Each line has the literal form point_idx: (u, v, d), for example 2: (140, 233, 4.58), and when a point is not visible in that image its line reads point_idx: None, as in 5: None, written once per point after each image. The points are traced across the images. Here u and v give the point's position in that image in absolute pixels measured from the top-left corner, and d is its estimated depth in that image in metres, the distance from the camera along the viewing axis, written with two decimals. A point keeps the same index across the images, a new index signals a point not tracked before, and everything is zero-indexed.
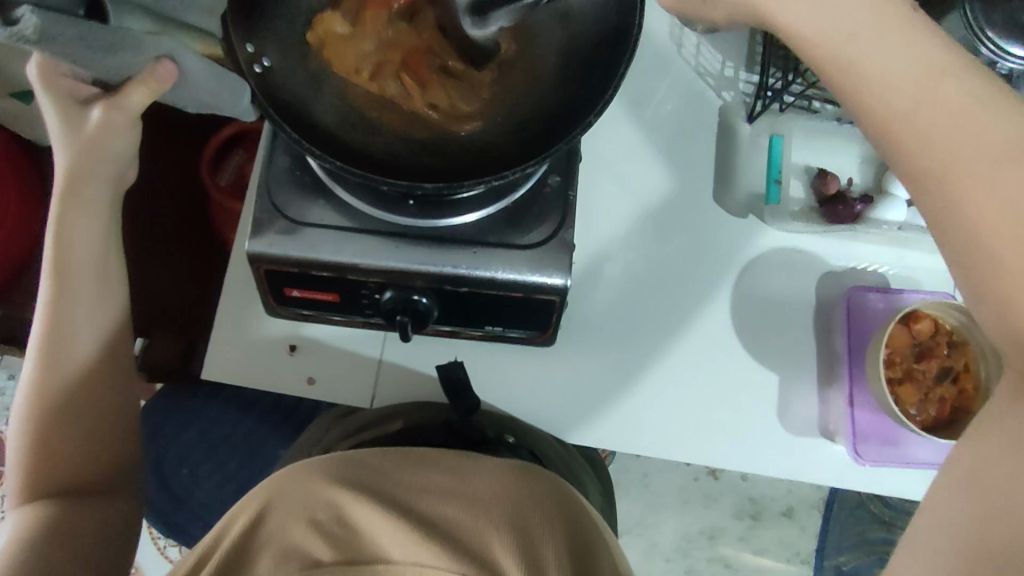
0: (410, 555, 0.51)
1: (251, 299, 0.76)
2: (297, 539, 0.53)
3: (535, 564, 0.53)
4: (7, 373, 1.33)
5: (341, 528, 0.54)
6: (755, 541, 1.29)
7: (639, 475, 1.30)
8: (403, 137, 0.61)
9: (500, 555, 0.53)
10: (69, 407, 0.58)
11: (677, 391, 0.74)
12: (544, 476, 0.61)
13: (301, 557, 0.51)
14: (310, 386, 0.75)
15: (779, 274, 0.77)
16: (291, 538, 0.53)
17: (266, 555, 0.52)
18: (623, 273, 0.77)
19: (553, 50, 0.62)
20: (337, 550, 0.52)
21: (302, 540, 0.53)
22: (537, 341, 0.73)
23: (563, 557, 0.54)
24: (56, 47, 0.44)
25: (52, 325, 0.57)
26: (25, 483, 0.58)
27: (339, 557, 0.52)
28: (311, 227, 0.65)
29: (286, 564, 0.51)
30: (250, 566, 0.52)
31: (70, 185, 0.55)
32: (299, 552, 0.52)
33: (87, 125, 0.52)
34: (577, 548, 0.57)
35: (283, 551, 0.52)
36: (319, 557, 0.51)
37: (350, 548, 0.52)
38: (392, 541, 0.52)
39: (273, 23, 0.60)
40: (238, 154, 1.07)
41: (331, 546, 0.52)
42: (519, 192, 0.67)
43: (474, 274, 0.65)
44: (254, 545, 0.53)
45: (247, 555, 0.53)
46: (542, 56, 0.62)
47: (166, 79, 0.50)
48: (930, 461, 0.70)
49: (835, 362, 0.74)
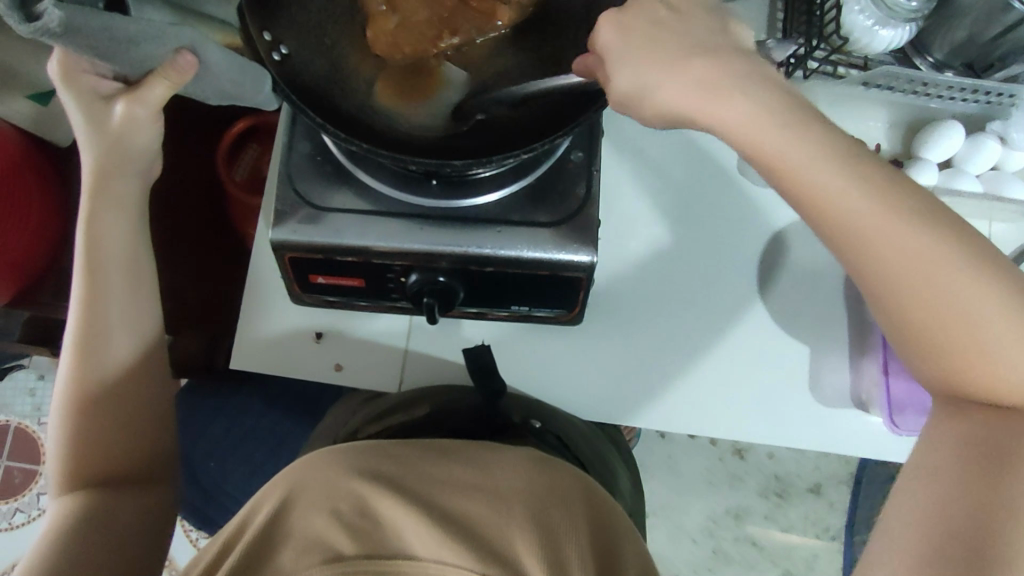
0: (432, 553, 0.51)
1: (277, 290, 0.76)
2: (319, 531, 0.52)
3: (558, 562, 0.51)
4: (35, 374, 1.35)
5: (362, 521, 0.53)
6: (783, 519, 1.28)
7: (663, 456, 1.30)
8: (425, 118, 0.60)
9: (518, 552, 0.52)
10: (103, 402, 0.59)
11: (711, 369, 0.73)
12: (564, 470, 0.60)
13: (322, 550, 0.51)
14: (337, 372, 0.75)
15: (808, 245, 0.76)
16: (311, 531, 0.53)
17: (289, 546, 0.52)
18: (649, 252, 0.76)
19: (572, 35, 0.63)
20: (357, 542, 0.51)
21: (324, 531, 0.52)
22: (563, 319, 0.73)
23: (586, 557, 0.52)
24: (80, 38, 0.43)
25: (88, 322, 0.58)
26: (65, 472, 0.59)
27: (361, 550, 0.51)
28: (335, 212, 0.65)
29: (309, 554, 0.51)
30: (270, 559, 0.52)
31: (99, 182, 0.55)
32: (320, 544, 0.52)
33: (111, 122, 0.51)
34: (599, 547, 0.54)
35: (304, 543, 0.52)
36: (341, 551, 0.51)
37: (371, 540, 0.52)
38: (413, 534, 0.52)
39: (289, 10, 0.59)
40: (251, 149, 1.06)
41: (353, 538, 0.52)
42: (541, 170, 0.66)
43: (499, 253, 0.64)
44: (274, 538, 0.53)
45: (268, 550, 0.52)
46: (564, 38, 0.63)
47: (189, 71, 0.48)
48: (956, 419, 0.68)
49: (868, 331, 0.73)
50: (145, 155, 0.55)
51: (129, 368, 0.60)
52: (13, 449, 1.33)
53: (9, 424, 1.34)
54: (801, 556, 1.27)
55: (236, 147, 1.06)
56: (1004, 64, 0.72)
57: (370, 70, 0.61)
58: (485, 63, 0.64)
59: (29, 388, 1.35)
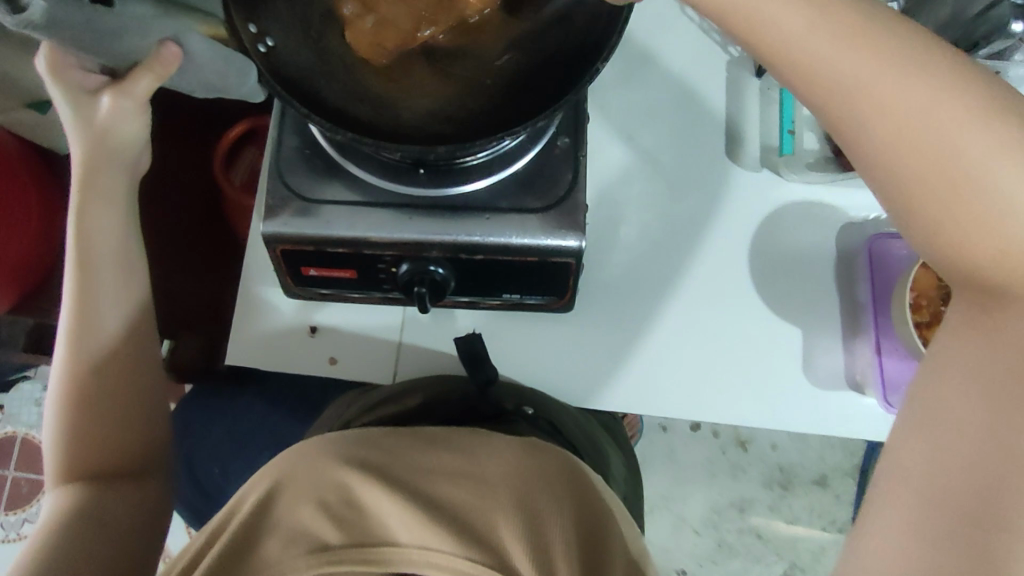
0: (416, 539, 0.52)
1: (273, 286, 0.77)
2: (307, 521, 0.54)
3: (541, 548, 0.52)
4: (40, 383, 1.36)
5: (348, 510, 0.55)
6: (787, 510, 1.28)
7: (665, 450, 1.30)
8: (411, 106, 0.60)
9: (504, 538, 0.53)
10: (97, 398, 0.59)
11: (705, 354, 0.73)
12: (549, 454, 0.59)
13: (308, 540, 0.53)
14: (332, 366, 0.75)
15: (798, 227, 0.76)
16: (299, 522, 0.54)
17: (275, 537, 0.53)
18: (639, 238, 0.76)
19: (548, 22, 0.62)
20: (343, 532, 0.53)
21: (311, 523, 0.54)
22: (555, 306, 0.73)
23: (570, 544, 0.53)
24: (66, 33, 0.44)
25: (80, 314, 0.59)
26: (62, 464, 0.59)
27: (346, 540, 0.53)
28: (326, 204, 0.66)
29: (294, 545, 0.52)
30: (256, 550, 0.53)
31: (89, 176, 0.55)
32: (306, 535, 0.53)
33: (98, 116, 0.52)
34: (585, 536, 0.54)
35: (291, 533, 0.53)
36: (327, 541, 0.53)
37: (356, 531, 0.53)
38: (397, 521, 0.53)
39: (274, 2, 0.60)
40: (249, 152, 1.07)
41: (339, 529, 0.53)
42: (529, 156, 0.66)
43: (488, 241, 0.64)
44: (263, 528, 0.54)
45: (255, 539, 0.53)
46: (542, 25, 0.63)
47: (173, 63, 0.50)
48: (891, 375, 0.69)
49: (860, 311, 0.74)
50: (132, 149, 0.56)
51: (124, 363, 0.61)
52: (20, 457, 1.34)
53: (17, 434, 1.35)
54: (806, 547, 1.26)
55: (234, 150, 1.07)
56: (989, 42, 0.71)
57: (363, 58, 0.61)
58: (479, 52, 0.63)
59: (34, 396, 1.36)
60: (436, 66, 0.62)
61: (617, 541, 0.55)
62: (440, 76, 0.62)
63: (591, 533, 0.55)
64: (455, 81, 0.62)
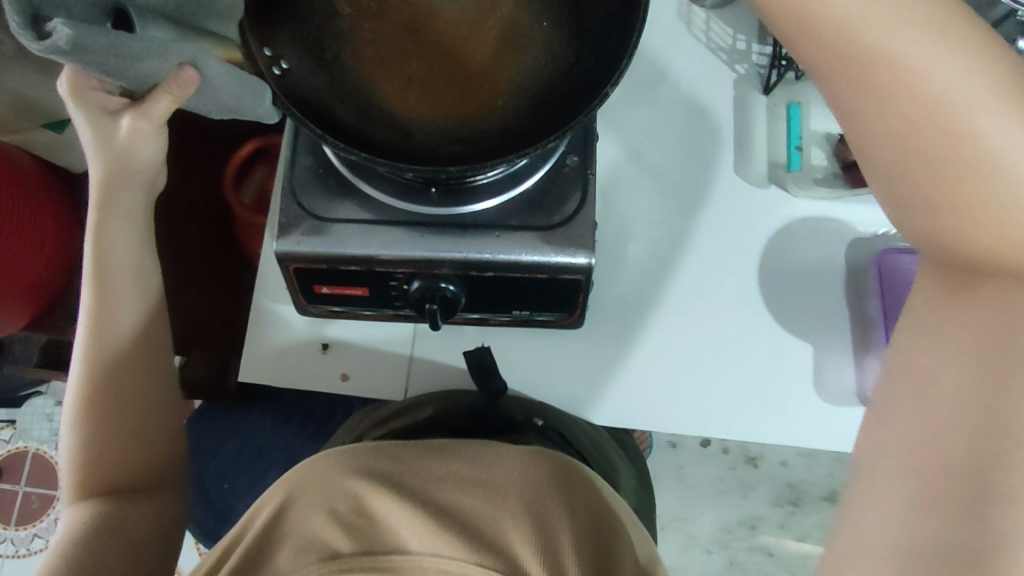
0: (427, 546, 0.51)
1: (285, 304, 0.77)
2: (319, 529, 0.53)
3: (552, 555, 0.52)
4: (52, 399, 1.37)
5: (359, 518, 0.54)
6: (798, 527, 1.27)
7: (673, 466, 1.29)
8: (423, 126, 0.62)
9: (515, 544, 0.52)
10: (113, 414, 0.60)
11: (716, 369, 0.73)
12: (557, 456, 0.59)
13: (321, 549, 0.52)
14: (344, 382, 0.76)
15: (808, 242, 0.77)
16: (310, 530, 0.53)
17: (288, 546, 0.53)
18: (648, 254, 0.76)
19: (558, 43, 0.63)
20: (355, 541, 0.52)
21: (322, 531, 0.53)
22: (565, 323, 0.73)
23: (580, 551, 0.52)
24: (90, 56, 0.45)
25: (97, 330, 0.59)
26: (78, 481, 0.60)
27: (357, 548, 0.52)
28: (338, 223, 0.66)
29: (306, 554, 0.52)
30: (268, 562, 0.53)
31: (108, 195, 0.57)
32: (320, 543, 0.52)
33: (118, 135, 0.53)
34: (596, 543, 0.54)
35: (304, 541, 0.53)
36: (339, 549, 0.52)
37: (368, 539, 0.53)
38: (407, 529, 0.52)
39: (289, 25, 0.61)
40: (260, 171, 1.08)
41: (352, 537, 0.53)
42: (538, 175, 0.67)
43: (499, 258, 0.65)
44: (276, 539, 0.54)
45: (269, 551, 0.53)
46: (552, 46, 0.63)
47: (190, 86, 0.51)
48: None
49: (871, 327, 0.74)
50: (149, 167, 0.57)
51: (140, 378, 0.61)
52: (31, 473, 1.35)
53: (28, 449, 1.36)
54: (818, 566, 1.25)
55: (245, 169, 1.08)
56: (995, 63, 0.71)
57: (380, 76, 0.63)
58: (490, 73, 0.64)
59: (46, 413, 1.37)
60: (448, 87, 0.63)
61: (626, 544, 0.54)
62: (452, 97, 0.63)
63: (599, 540, 0.54)
64: (467, 102, 0.63)
